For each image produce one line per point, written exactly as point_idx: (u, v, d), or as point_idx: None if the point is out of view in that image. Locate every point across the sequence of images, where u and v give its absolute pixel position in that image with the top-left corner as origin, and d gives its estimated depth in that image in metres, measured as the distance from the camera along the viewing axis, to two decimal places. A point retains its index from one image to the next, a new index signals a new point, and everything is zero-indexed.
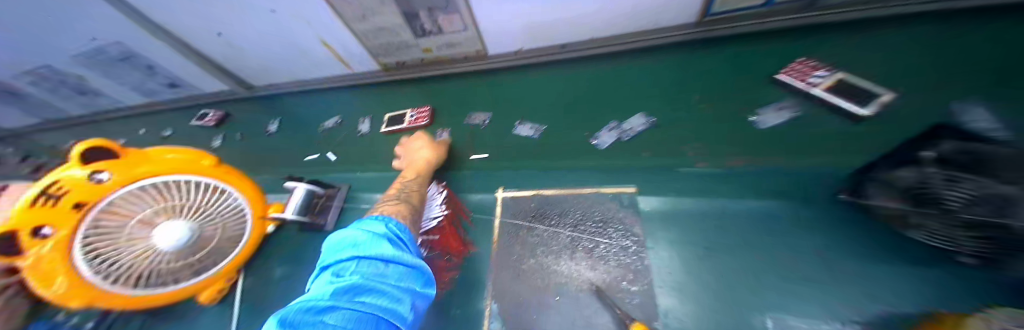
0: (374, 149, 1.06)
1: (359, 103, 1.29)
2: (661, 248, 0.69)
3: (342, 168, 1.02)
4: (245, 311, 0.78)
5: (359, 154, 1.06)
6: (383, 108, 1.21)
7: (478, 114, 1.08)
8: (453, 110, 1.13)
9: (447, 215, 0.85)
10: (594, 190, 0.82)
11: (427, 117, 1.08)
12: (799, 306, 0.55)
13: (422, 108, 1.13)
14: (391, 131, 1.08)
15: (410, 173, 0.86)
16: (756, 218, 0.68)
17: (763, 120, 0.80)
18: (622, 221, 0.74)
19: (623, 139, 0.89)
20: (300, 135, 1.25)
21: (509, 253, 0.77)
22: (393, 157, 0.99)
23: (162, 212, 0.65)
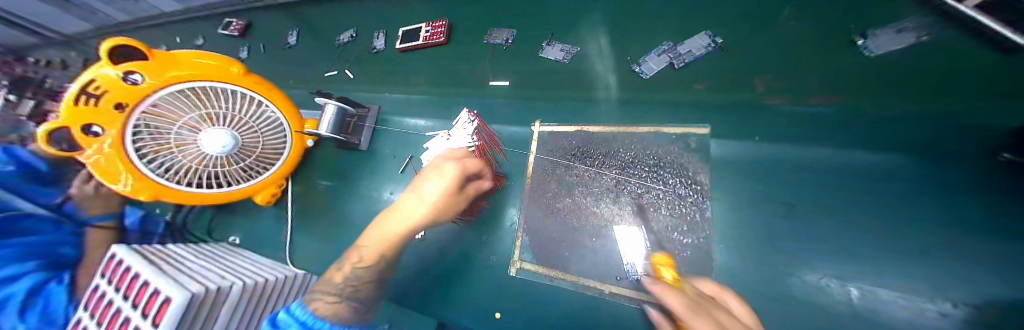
0: (396, 70, 0.95)
1: (365, 11, 1.09)
2: (723, 201, 0.59)
3: (366, 89, 0.95)
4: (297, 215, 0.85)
5: (380, 74, 0.96)
6: (396, 20, 1.02)
7: (501, 32, 0.89)
8: (484, 27, 0.94)
9: (478, 146, 0.72)
10: (654, 129, 0.67)
11: (444, 32, 0.90)
12: (906, 282, 0.43)
13: (439, 22, 0.94)
14: (410, 48, 0.93)
15: (366, 257, 0.60)
16: (891, 181, 0.49)
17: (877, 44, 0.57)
18: (683, 166, 0.62)
19: (675, 67, 0.72)
20: (308, 49, 1.11)
21: (544, 190, 0.71)
22: (422, 83, 0.91)
23: (205, 119, 0.66)
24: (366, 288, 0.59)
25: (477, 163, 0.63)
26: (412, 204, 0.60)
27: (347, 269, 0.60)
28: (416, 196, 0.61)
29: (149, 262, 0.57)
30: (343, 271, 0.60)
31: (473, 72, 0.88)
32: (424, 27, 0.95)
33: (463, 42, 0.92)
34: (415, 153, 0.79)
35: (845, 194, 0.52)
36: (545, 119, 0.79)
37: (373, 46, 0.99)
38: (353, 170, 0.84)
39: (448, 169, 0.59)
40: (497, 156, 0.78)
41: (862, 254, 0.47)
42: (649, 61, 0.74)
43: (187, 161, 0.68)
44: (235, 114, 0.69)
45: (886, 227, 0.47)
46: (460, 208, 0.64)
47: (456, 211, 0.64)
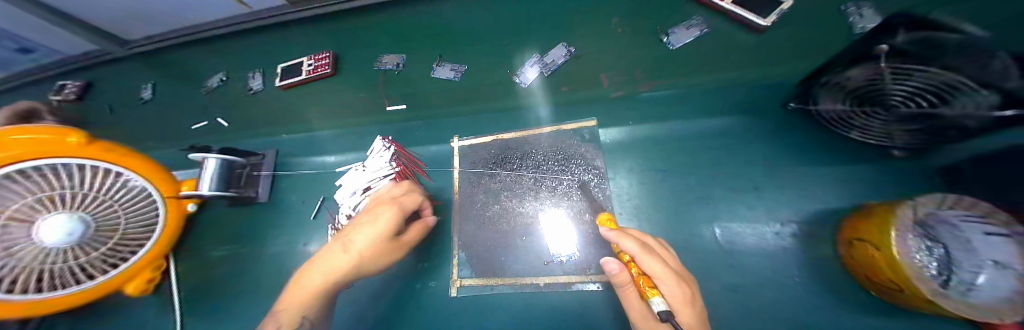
0: (285, 105, 0.85)
1: (237, 50, 0.95)
2: (622, 178, 0.67)
3: (262, 135, 0.86)
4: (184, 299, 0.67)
5: (271, 117, 0.86)
6: (277, 55, 0.92)
7: (391, 57, 0.84)
8: (372, 44, 0.87)
9: (398, 172, 0.70)
10: (554, 128, 0.75)
11: (329, 63, 0.82)
12: (748, 214, 0.60)
13: (322, 54, 0.85)
14: (293, 84, 0.83)
15: (284, 324, 0.46)
16: (713, 139, 0.67)
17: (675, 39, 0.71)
18: (584, 156, 0.70)
19: (546, 75, 0.77)
20: (176, 102, 0.95)
21: (473, 202, 0.72)
22: (322, 117, 0.84)
23: (42, 206, 0.50)
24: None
25: (414, 199, 0.56)
26: (337, 257, 0.49)
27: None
28: (343, 247, 0.49)
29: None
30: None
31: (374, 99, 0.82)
32: (307, 60, 0.85)
33: (356, 70, 0.84)
34: (328, 192, 0.75)
35: (700, 156, 0.66)
36: (462, 134, 0.80)
37: (249, 87, 0.87)
38: (259, 226, 0.74)
39: (383, 212, 0.51)
40: (422, 178, 0.76)
41: (716, 199, 0.62)
42: (523, 72, 0.77)
43: (30, 262, 0.50)
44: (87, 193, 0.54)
45: (721, 177, 0.64)
46: (398, 254, 0.54)
47: (394, 258, 0.54)
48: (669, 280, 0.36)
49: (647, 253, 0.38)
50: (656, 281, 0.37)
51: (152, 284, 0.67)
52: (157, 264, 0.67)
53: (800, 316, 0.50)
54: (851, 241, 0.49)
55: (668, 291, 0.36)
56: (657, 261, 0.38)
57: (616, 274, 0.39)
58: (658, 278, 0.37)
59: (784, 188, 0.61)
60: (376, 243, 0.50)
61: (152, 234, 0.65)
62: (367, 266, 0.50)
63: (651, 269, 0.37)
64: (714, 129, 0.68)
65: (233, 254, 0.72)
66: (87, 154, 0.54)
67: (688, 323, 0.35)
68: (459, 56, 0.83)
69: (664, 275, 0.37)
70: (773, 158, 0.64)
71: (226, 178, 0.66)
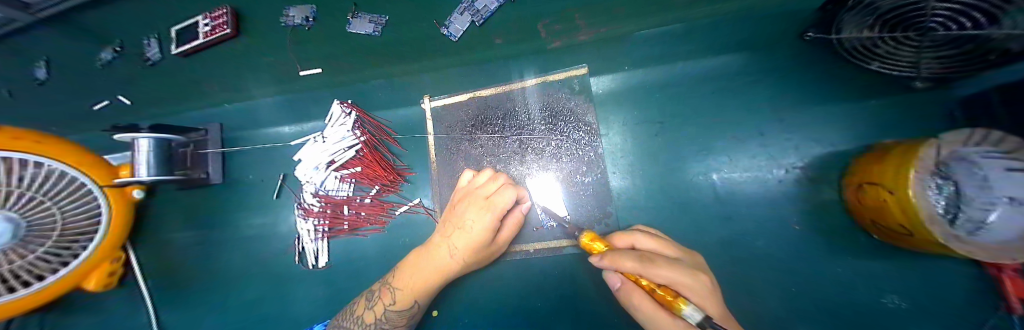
0: (208, 68, 0.69)
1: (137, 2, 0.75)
2: (617, 133, 0.60)
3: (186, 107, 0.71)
4: (164, 287, 0.65)
5: (190, 85, 0.70)
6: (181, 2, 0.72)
7: (299, 8, 0.65)
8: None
9: (365, 142, 0.63)
10: (540, 80, 0.65)
11: (226, 21, 0.63)
12: (751, 164, 0.55)
13: (218, 9, 0.65)
14: (195, 50, 0.67)
15: (398, 299, 0.49)
16: (715, 83, 0.59)
17: None
18: (573, 111, 0.62)
19: (478, 25, 0.60)
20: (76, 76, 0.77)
21: (452, 171, 0.65)
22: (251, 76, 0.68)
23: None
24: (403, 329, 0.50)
25: (508, 199, 0.50)
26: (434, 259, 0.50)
27: (378, 309, 0.50)
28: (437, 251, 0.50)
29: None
30: (373, 311, 0.49)
31: (303, 51, 0.64)
32: (201, 19, 0.67)
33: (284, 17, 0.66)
34: (287, 169, 0.67)
35: (703, 104, 0.59)
36: (432, 91, 0.67)
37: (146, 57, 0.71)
38: (223, 210, 0.68)
39: (478, 219, 0.49)
40: (393, 148, 0.66)
41: (718, 150, 0.57)
42: (452, 21, 0.60)
43: None
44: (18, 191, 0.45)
45: (723, 125, 0.57)
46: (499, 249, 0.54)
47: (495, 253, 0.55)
48: (685, 278, 0.31)
49: (646, 264, 0.32)
50: (674, 287, 0.30)
51: (117, 275, 0.62)
52: (113, 257, 0.60)
53: (787, 261, 0.51)
54: (860, 185, 0.45)
55: (690, 290, 0.31)
56: (661, 266, 0.32)
57: (622, 285, 0.36)
58: (676, 285, 0.31)
59: (793, 132, 0.55)
60: (471, 246, 0.49)
61: (100, 229, 0.57)
62: (469, 264, 0.51)
63: (660, 276, 0.31)
64: (719, 69, 0.59)
65: (202, 240, 0.67)
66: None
67: (713, 312, 0.30)
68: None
69: (675, 276, 0.31)
70: (781, 98, 0.57)
71: (166, 161, 0.57)
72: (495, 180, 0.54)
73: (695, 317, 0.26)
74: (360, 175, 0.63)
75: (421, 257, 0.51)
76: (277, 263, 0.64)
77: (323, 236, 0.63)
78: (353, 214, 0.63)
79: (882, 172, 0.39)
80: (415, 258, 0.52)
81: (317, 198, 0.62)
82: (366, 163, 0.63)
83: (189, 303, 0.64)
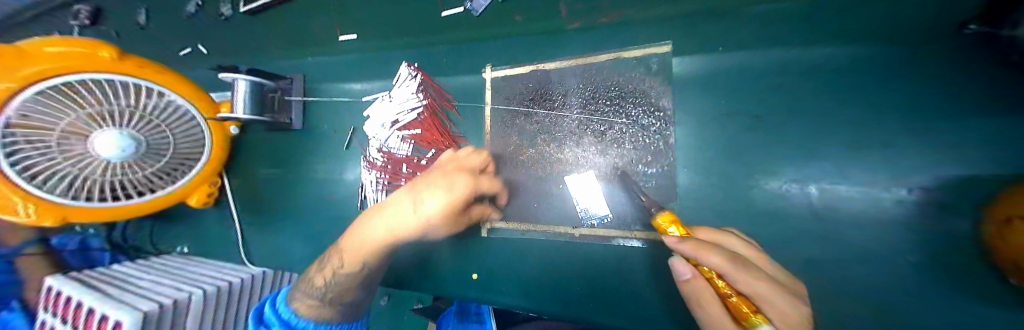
0: (298, 23, 0.74)
1: None
2: (691, 124, 0.55)
3: (275, 57, 0.78)
4: (257, 215, 0.77)
5: (280, 37, 0.76)
6: None
7: None
8: None
9: (427, 106, 0.65)
10: (613, 56, 0.59)
11: None
12: (873, 176, 0.45)
13: None
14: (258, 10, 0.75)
15: (345, 263, 0.48)
16: (839, 72, 0.48)
17: None
18: (645, 94, 0.57)
19: (502, 1, 0.63)
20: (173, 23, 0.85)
21: (506, 144, 0.64)
22: (332, 31, 0.72)
23: (93, 120, 0.52)
24: (351, 293, 0.50)
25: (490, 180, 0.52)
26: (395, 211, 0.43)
27: (327, 272, 0.50)
28: (379, 212, 0.45)
29: (93, 289, 0.57)
30: (324, 273, 0.50)
31: (384, 14, 0.68)
32: None
33: None
34: (356, 124, 0.71)
35: (813, 101, 0.49)
36: (495, 62, 0.66)
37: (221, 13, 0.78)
38: (298, 153, 0.75)
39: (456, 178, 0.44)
40: (451, 115, 0.67)
41: (825, 155, 0.48)
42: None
43: (94, 172, 0.56)
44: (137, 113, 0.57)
45: (837, 125, 0.47)
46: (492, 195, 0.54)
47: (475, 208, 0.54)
48: (781, 299, 0.26)
49: (743, 271, 0.27)
50: (758, 301, 0.26)
51: (212, 198, 0.76)
52: (209, 182, 0.73)
53: (880, 292, 0.44)
54: (1001, 217, 0.35)
55: (778, 313, 0.26)
56: (758, 275, 0.27)
57: (691, 280, 0.31)
58: (759, 299, 0.26)
59: (949, 145, 0.41)
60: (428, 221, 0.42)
61: (202, 157, 0.68)
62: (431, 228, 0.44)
63: (749, 286, 0.26)
64: (848, 58, 0.47)
65: (282, 178, 0.76)
66: (121, 69, 0.55)
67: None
68: None
69: (771, 290, 0.26)
70: None
71: (258, 102, 0.63)
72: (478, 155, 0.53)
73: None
74: (419, 137, 0.65)
75: (334, 263, 0.49)
76: (339, 208, 0.71)
77: (382, 188, 0.67)
78: (410, 173, 0.65)
79: None
80: (366, 217, 0.47)
81: (381, 153, 0.67)
82: (425, 125, 0.66)
83: (274, 231, 0.75)
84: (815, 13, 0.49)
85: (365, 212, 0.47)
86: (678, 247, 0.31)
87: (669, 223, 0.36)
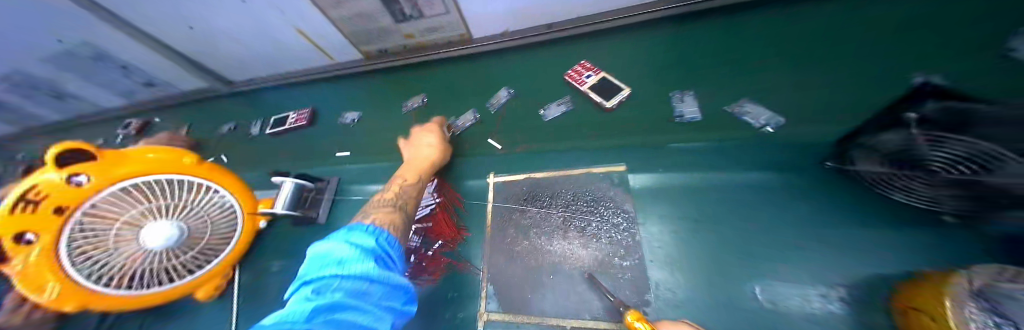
0: (353, 141, 1.02)
1: (323, 96, 1.20)
2: (652, 224, 0.70)
3: (323, 162, 0.99)
4: (251, 311, 0.77)
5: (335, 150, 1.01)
6: (350, 102, 1.14)
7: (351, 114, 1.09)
8: (430, 96, 1.06)
9: (440, 203, 0.82)
10: (585, 170, 0.80)
11: (307, 117, 1.10)
12: (787, 271, 0.59)
13: (303, 111, 1.13)
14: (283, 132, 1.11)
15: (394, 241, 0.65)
16: (738, 191, 0.70)
17: (547, 113, 0.91)
18: (612, 199, 0.74)
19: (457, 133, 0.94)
20: (256, 143, 1.12)
21: (503, 236, 0.76)
22: (380, 148, 0.97)
23: (148, 213, 0.63)
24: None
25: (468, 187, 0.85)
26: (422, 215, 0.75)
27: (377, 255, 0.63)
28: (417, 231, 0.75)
29: None
30: None
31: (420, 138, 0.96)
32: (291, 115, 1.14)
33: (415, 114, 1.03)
34: None
35: (729, 210, 0.68)
36: (497, 171, 0.86)
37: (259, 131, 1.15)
38: (313, 245, 0.82)
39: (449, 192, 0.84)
40: (458, 210, 0.82)
41: (751, 251, 0.63)
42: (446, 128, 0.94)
43: (125, 261, 0.61)
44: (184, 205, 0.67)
45: (750, 230, 0.65)
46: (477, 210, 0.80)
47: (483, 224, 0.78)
48: None
49: None
50: None
51: (219, 290, 0.77)
52: (221, 273, 0.76)
53: None
54: (908, 309, 0.46)
55: None
56: None
57: None
58: None
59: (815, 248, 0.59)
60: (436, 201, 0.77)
61: (226, 246, 0.76)
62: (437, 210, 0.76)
63: None
64: (740, 183, 0.70)
65: (293, 268, 0.82)
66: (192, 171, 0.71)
67: None
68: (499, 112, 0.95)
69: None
70: (803, 215, 0.64)
71: (295, 201, 0.76)
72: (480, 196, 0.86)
73: None
74: (430, 228, 0.78)
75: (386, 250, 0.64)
76: None
77: None
78: (417, 263, 0.74)
79: (925, 299, 0.43)
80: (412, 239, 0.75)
81: None
82: (437, 219, 0.80)
83: None
84: (709, 152, 0.75)
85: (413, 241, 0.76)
86: None
87: (636, 320, 0.50)
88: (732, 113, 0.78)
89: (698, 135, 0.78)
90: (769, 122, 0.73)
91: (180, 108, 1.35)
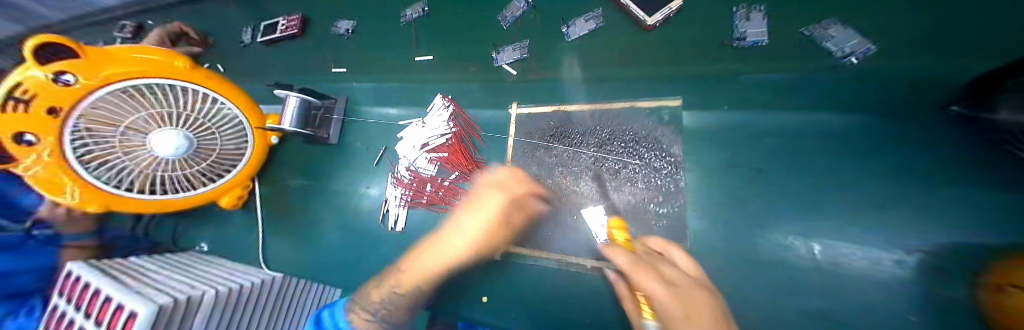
0: (358, 57, 0.89)
1: (321, 1, 1.02)
2: (700, 171, 0.60)
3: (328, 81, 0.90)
4: (274, 223, 0.79)
5: (340, 65, 0.90)
6: (352, 9, 0.97)
7: (344, 22, 0.93)
8: (444, 4, 0.87)
9: (455, 133, 0.71)
10: (629, 104, 0.67)
11: (297, 25, 0.96)
12: (859, 233, 0.50)
13: (292, 16, 0.98)
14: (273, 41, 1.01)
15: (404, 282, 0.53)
16: (821, 137, 0.55)
17: (572, 31, 0.75)
18: (657, 141, 0.63)
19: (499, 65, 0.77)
20: (258, 55, 1.03)
21: (524, 172, 0.69)
22: (388, 66, 0.85)
23: (153, 119, 0.57)
24: (401, 316, 0.52)
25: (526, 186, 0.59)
26: (452, 239, 0.55)
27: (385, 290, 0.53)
28: (452, 231, 0.56)
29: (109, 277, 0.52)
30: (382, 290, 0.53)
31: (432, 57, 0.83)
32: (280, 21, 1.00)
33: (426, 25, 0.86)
34: (388, 143, 0.78)
35: (803, 160, 0.55)
36: (523, 100, 0.74)
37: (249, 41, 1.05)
38: (328, 167, 0.80)
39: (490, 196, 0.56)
40: (476, 142, 0.73)
41: (813, 209, 0.53)
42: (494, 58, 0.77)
43: (143, 167, 0.60)
44: (189, 114, 0.61)
45: (824, 184, 0.53)
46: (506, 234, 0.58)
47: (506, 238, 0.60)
48: (668, 294, 0.37)
49: (635, 266, 0.42)
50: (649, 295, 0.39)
51: (242, 200, 0.79)
52: (242, 185, 0.77)
53: None
54: (998, 287, 0.37)
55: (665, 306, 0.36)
56: (657, 274, 0.41)
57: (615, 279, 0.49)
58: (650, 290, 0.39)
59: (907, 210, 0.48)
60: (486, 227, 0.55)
61: (241, 160, 0.73)
62: (487, 246, 0.57)
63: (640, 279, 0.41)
64: (828, 128, 0.56)
65: (308, 188, 0.81)
66: (189, 77, 0.61)
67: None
68: (527, 28, 0.78)
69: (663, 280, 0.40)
70: (908, 169, 0.50)
71: (304, 118, 0.69)
72: (503, 174, 0.62)
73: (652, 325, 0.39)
74: (446, 159, 0.71)
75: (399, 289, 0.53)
76: (360, 222, 0.74)
77: (404, 204, 0.71)
78: (433, 192, 0.70)
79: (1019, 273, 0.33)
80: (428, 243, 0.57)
81: (408, 172, 0.72)
82: (452, 149, 0.71)
83: (290, 237, 0.78)
84: (797, 86, 0.58)
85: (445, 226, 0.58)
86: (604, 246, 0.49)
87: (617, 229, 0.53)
88: (811, 36, 0.59)
89: (784, 66, 0.60)
90: (857, 50, 0.55)
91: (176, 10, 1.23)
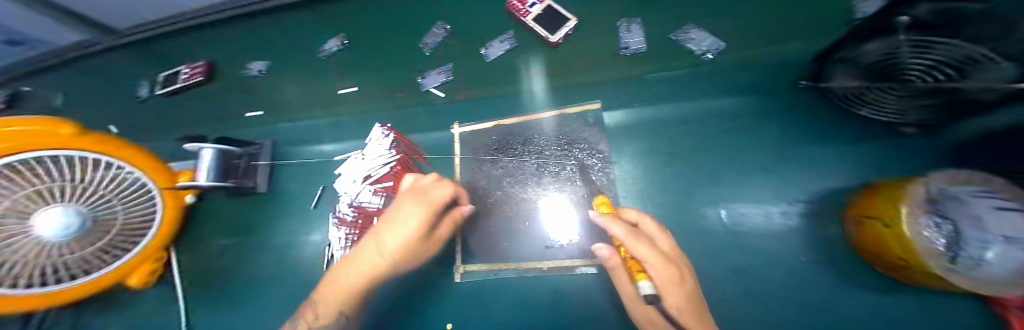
0: (288, 98, 0.87)
1: (242, 45, 0.99)
2: (627, 162, 0.66)
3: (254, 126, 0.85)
4: (198, 292, 0.69)
5: (269, 109, 0.86)
6: (279, 52, 0.95)
7: (257, 63, 0.93)
8: (374, 39, 0.90)
9: (398, 160, 0.72)
10: (558, 111, 0.73)
11: (202, 71, 0.92)
12: (751, 195, 0.59)
13: (198, 64, 0.94)
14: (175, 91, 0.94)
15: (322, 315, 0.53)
16: (712, 118, 0.65)
17: (490, 53, 0.82)
18: (587, 141, 0.68)
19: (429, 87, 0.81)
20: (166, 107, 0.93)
21: (472, 188, 0.70)
22: (320, 104, 0.84)
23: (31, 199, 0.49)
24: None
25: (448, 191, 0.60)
26: (371, 254, 0.56)
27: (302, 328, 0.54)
28: (374, 245, 0.57)
29: None
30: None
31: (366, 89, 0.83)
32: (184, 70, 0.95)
33: (357, 60, 0.87)
34: (328, 181, 0.75)
35: (702, 139, 0.64)
36: (462, 119, 0.77)
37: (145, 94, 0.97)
38: (264, 216, 0.75)
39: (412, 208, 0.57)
40: (422, 166, 0.72)
41: (718, 180, 0.61)
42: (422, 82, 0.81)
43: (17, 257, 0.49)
44: (85, 186, 0.53)
45: (721, 158, 0.62)
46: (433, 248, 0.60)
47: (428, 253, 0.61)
48: (656, 263, 0.43)
49: (633, 240, 0.46)
50: (644, 264, 0.44)
51: (155, 276, 0.67)
52: (156, 258, 0.65)
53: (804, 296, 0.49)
54: (861, 219, 0.46)
55: (655, 270, 0.43)
56: (642, 248, 0.45)
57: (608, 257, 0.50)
58: (647, 262, 0.43)
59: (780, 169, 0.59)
60: (406, 244, 0.56)
61: (151, 230, 0.63)
62: (403, 263, 0.58)
63: (638, 253, 0.44)
64: (715, 110, 0.66)
65: (240, 244, 0.73)
66: (80, 143, 0.54)
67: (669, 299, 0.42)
68: (456, 54, 0.83)
69: (651, 259, 0.44)
70: (774, 136, 0.61)
71: (222, 170, 0.64)
72: (438, 182, 0.62)
73: (646, 288, 0.39)
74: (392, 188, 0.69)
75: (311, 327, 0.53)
76: (303, 271, 0.68)
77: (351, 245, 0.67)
78: None
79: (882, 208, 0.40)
80: (352, 257, 0.58)
81: (351, 208, 0.69)
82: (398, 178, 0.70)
83: (217, 304, 0.68)
84: (685, 79, 0.69)
85: (364, 240, 0.59)
86: (598, 219, 0.50)
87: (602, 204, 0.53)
88: (676, 41, 0.73)
89: (673, 65, 0.71)
90: (710, 48, 0.69)
91: (58, 68, 1.08)
